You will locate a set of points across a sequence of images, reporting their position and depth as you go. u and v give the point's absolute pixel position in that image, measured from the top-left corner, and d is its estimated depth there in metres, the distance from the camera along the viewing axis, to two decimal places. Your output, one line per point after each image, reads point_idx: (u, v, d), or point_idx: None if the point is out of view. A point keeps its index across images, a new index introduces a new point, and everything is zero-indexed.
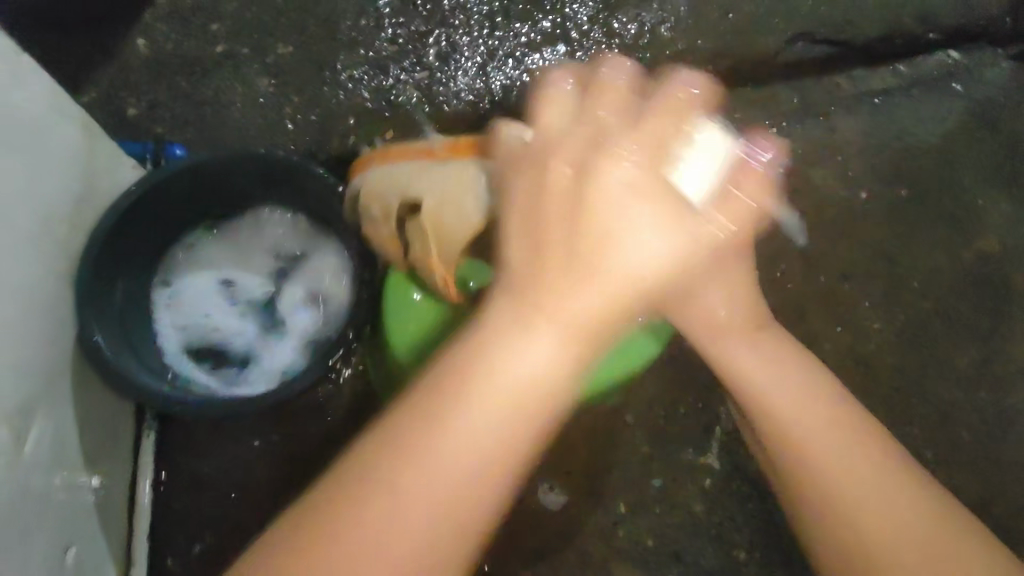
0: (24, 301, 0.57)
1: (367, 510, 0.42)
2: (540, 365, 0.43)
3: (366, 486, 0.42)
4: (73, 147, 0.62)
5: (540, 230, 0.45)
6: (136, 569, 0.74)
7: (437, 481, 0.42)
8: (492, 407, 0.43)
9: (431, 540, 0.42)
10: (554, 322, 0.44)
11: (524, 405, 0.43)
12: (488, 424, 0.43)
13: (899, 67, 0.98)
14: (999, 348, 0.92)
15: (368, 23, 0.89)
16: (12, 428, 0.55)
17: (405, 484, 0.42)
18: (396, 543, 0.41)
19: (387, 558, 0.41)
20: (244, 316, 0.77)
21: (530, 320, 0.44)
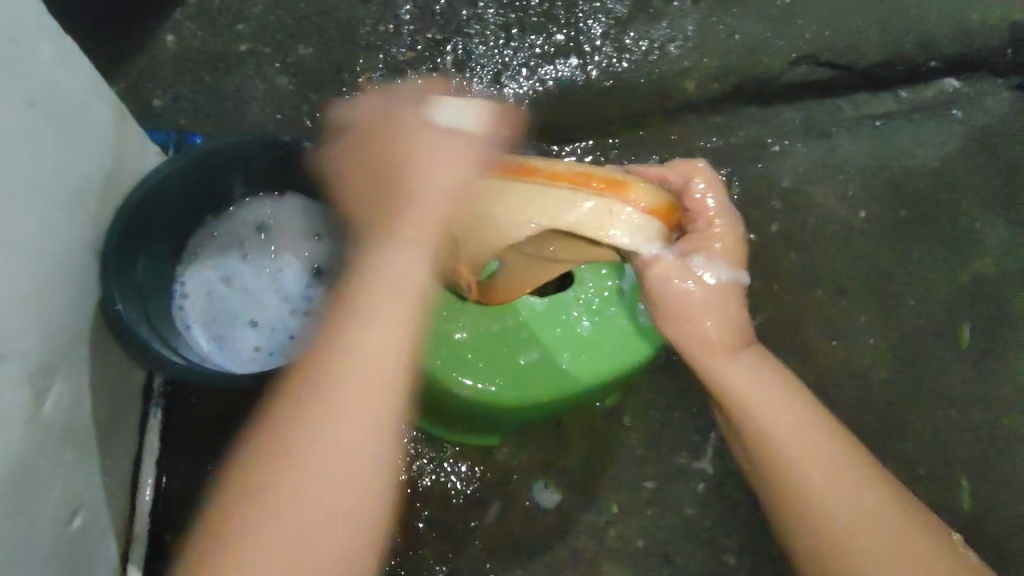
0: (55, 266, 0.61)
1: (277, 498, 0.47)
2: (403, 267, 0.52)
3: (291, 450, 0.48)
4: (105, 127, 0.67)
5: (395, 190, 0.54)
6: (137, 542, 0.75)
7: (351, 414, 0.49)
8: (384, 332, 0.51)
9: (353, 471, 0.48)
10: (408, 254, 0.52)
11: (399, 310, 0.51)
12: (392, 350, 0.50)
13: (900, 93, 1.01)
14: (993, 369, 0.93)
15: (387, 29, 0.93)
16: (34, 386, 0.57)
17: (318, 432, 0.48)
18: (336, 465, 0.48)
19: (339, 477, 0.48)
20: (279, 286, 0.80)
21: (410, 243, 0.53)
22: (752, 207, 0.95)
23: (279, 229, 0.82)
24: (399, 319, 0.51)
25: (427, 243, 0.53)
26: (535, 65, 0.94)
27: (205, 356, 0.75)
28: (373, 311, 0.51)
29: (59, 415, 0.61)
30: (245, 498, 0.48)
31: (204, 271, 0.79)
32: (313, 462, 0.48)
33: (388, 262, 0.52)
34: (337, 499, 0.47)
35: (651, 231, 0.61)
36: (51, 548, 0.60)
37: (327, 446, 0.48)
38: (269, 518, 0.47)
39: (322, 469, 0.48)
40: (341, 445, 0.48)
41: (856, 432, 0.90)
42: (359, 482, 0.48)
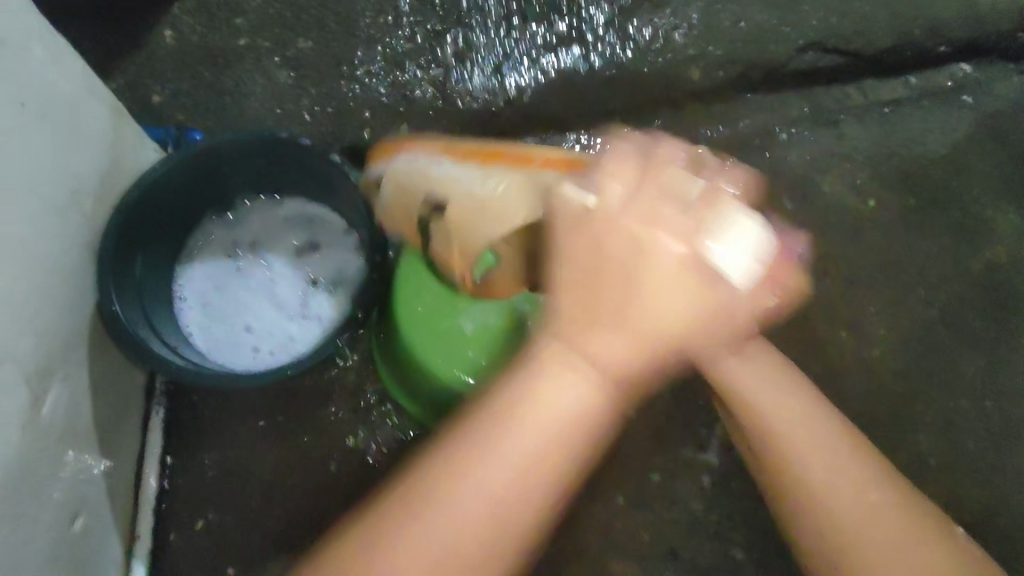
0: (50, 265, 0.60)
1: (415, 533, 0.48)
2: (578, 384, 0.48)
3: (425, 498, 0.48)
4: (100, 125, 0.66)
5: (590, 270, 0.47)
6: (140, 541, 0.75)
7: (519, 445, 0.48)
8: (558, 395, 0.48)
9: (494, 514, 0.48)
10: (610, 337, 0.46)
11: (560, 415, 0.48)
12: (573, 384, 0.48)
13: (910, 79, 1.00)
14: (1005, 358, 0.92)
15: (386, 21, 0.92)
16: (30, 387, 0.57)
17: (485, 463, 0.48)
18: (473, 522, 0.48)
19: (466, 514, 0.48)
20: (280, 288, 0.79)
21: (575, 333, 0.47)
22: (759, 197, 0.93)
23: (275, 227, 0.81)
24: (554, 412, 0.48)
25: (636, 335, 0.46)
26: (537, 55, 0.93)
27: (210, 357, 0.75)
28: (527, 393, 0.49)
29: (56, 416, 0.61)
30: (379, 546, 0.48)
31: (205, 272, 0.79)
32: (444, 494, 0.48)
33: (557, 367, 0.48)
34: (479, 549, 0.48)
35: None
36: (51, 550, 0.60)
37: (462, 503, 0.48)
38: (420, 546, 0.47)
39: (460, 516, 0.48)
40: (479, 481, 0.48)
41: (866, 425, 0.89)
42: (497, 531, 0.48)
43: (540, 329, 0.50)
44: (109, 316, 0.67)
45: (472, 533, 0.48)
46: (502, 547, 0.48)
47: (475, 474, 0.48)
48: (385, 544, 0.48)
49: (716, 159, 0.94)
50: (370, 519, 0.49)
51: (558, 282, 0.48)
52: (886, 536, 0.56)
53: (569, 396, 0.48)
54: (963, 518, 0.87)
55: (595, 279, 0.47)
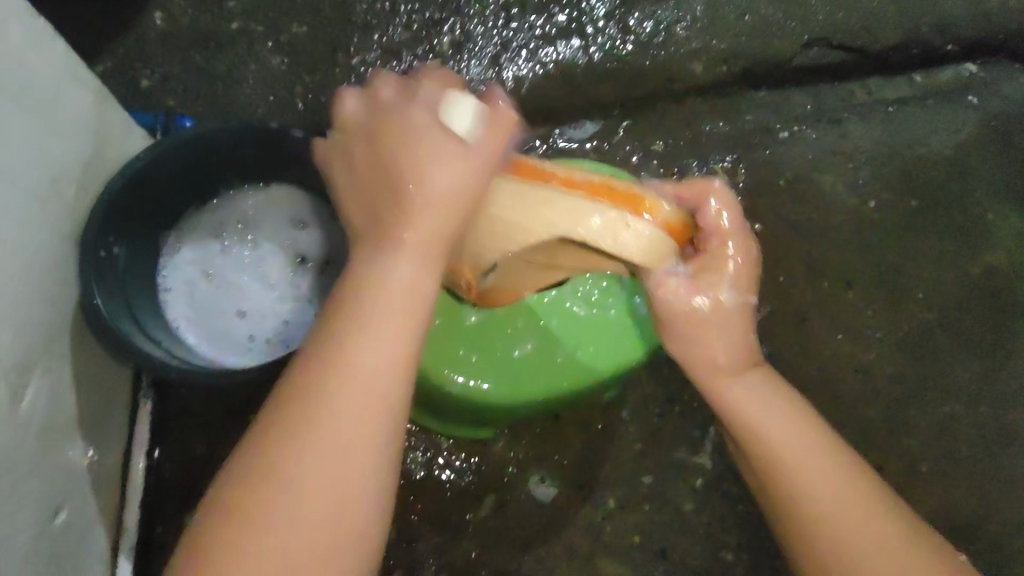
0: (29, 255, 0.59)
1: (235, 522, 0.45)
2: (407, 281, 0.50)
3: (275, 456, 0.46)
4: (84, 111, 0.65)
5: (464, 207, 0.52)
6: (126, 536, 0.74)
7: (385, 340, 0.48)
8: (377, 339, 0.48)
9: (341, 499, 0.45)
10: (407, 258, 0.50)
11: (372, 360, 0.48)
12: (415, 294, 0.50)
13: (915, 77, 0.98)
14: (1001, 363, 0.91)
15: (383, 7, 0.89)
16: (10, 381, 0.57)
17: (310, 452, 0.45)
18: (306, 494, 0.45)
19: (321, 469, 0.45)
20: (268, 278, 0.78)
21: (395, 250, 0.50)
22: (759, 197, 0.92)
23: (259, 218, 0.79)
24: (419, 302, 0.50)
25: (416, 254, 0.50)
26: (536, 46, 0.91)
27: (201, 352, 0.74)
28: (344, 378, 0.47)
29: (37, 411, 0.60)
30: (229, 521, 0.45)
31: (189, 265, 0.77)
32: (293, 469, 0.45)
33: (385, 268, 0.50)
34: (343, 487, 0.46)
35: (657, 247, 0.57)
36: (34, 545, 0.60)
37: (312, 468, 0.45)
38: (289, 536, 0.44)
39: (313, 474, 0.45)
40: (347, 410, 0.47)
41: (860, 428, 0.88)
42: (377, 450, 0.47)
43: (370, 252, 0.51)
44: (92, 310, 0.65)
45: (317, 514, 0.45)
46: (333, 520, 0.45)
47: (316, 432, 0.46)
48: (235, 535, 0.44)
49: (715, 157, 0.92)
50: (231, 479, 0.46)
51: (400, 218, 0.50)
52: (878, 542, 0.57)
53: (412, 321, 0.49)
54: (954, 523, 0.87)
55: (431, 209, 0.50)
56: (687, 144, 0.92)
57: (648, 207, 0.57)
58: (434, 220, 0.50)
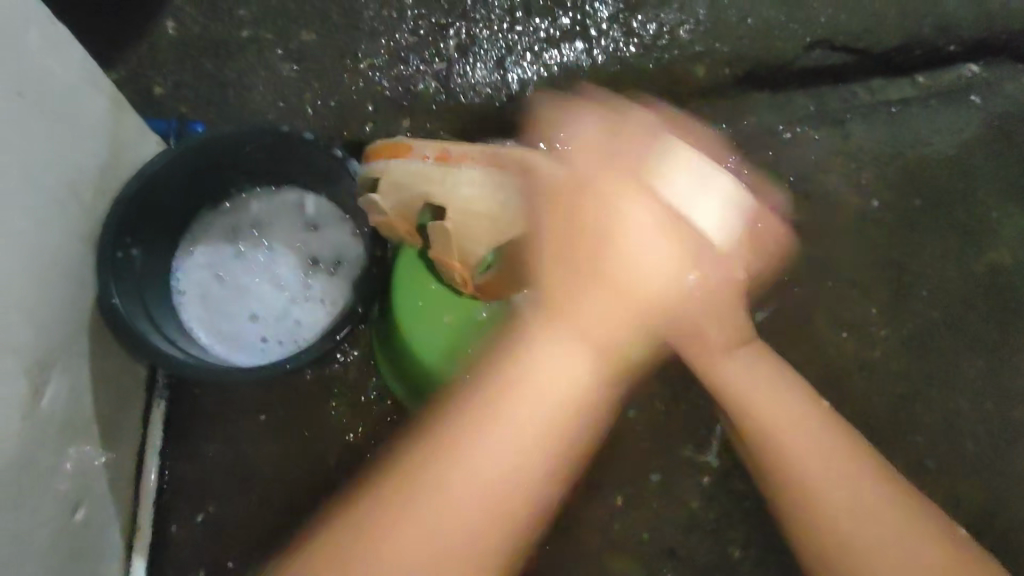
0: (49, 255, 0.61)
1: (397, 517, 0.48)
2: (565, 367, 0.52)
3: (444, 474, 0.49)
4: (100, 115, 0.66)
5: (592, 245, 0.54)
6: (141, 533, 0.76)
7: (528, 417, 0.51)
8: (567, 366, 0.52)
9: (490, 504, 0.49)
10: (570, 348, 0.52)
11: (552, 397, 0.51)
12: (571, 366, 0.52)
13: (918, 79, 0.99)
14: (1007, 360, 0.91)
15: (391, 14, 0.91)
16: (31, 378, 0.58)
17: (467, 458, 0.50)
18: (469, 503, 0.49)
19: (500, 458, 0.50)
20: (278, 276, 0.79)
21: (564, 338, 0.52)
22: (762, 197, 0.93)
23: (266, 219, 0.81)
24: (566, 388, 0.51)
25: (590, 347, 0.52)
26: (541, 49, 0.92)
27: (216, 353, 0.75)
28: (528, 382, 0.52)
29: (57, 409, 0.61)
30: (382, 509, 0.49)
31: (201, 269, 0.79)
32: (445, 468, 0.49)
33: (561, 347, 0.52)
34: (450, 524, 0.48)
35: (679, 230, 0.55)
36: (53, 540, 0.61)
37: (468, 472, 0.50)
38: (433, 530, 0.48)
39: (452, 513, 0.49)
40: (496, 450, 0.50)
41: (865, 425, 0.89)
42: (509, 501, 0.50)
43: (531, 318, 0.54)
44: (109, 310, 0.67)
45: (474, 518, 0.49)
46: (496, 516, 0.49)
47: (488, 446, 0.50)
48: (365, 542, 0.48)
49: (719, 158, 0.93)
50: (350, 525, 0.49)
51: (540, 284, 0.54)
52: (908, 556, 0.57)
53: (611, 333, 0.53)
54: (961, 520, 0.87)
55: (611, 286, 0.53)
56: None
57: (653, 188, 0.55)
58: (561, 250, 0.54)
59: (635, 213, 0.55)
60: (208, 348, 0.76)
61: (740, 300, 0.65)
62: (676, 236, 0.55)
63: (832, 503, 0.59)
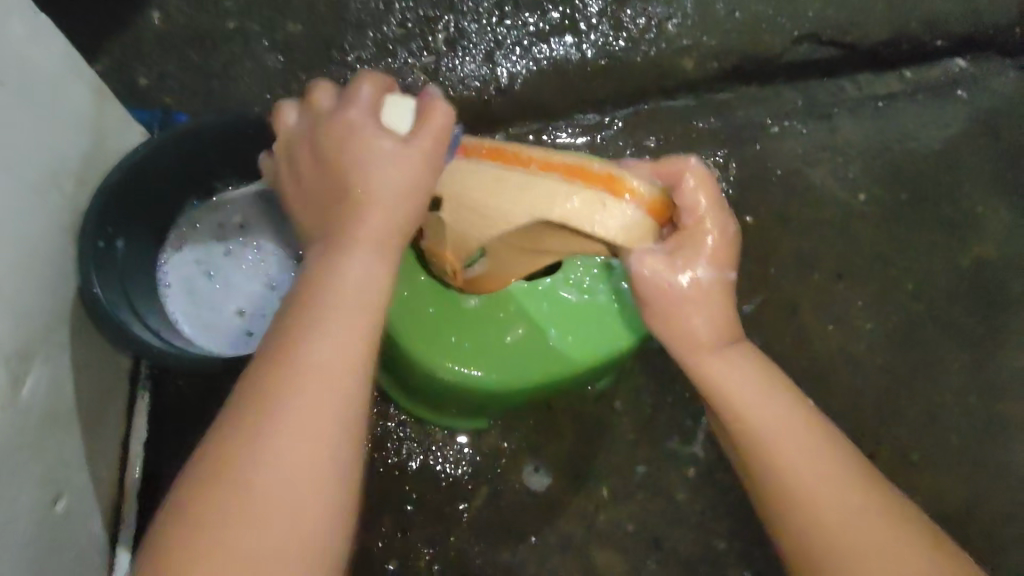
0: (30, 245, 0.60)
1: (240, 499, 0.46)
2: (360, 275, 0.51)
3: (255, 426, 0.47)
4: (83, 104, 0.66)
5: (468, 225, 0.61)
6: (126, 524, 0.75)
7: (325, 359, 0.49)
8: (338, 328, 0.50)
9: (320, 479, 0.47)
10: (364, 259, 0.52)
11: (352, 311, 0.51)
12: (367, 282, 0.52)
13: (905, 73, 0.99)
14: (991, 355, 0.92)
15: (378, 7, 0.91)
16: (10, 368, 0.58)
17: (262, 429, 0.47)
18: (294, 471, 0.47)
19: (321, 416, 0.48)
20: (268, 274, 0.80)
21: (361, 250, 0.52)
22: (750, 191, 0.93)
23: (253, 217, 0.81)
24: (361, 305, 0.51)
25: (381, 250, 0.53)
26: (530, 43, 0.92)
27: (204, 347, 0.75)
28: (301, 369, 0.48)
29: (37, 399, 0.61)
30: (223, 524, 0.45)
31: (184, 264, 0.79)
32: (265, 428, 0.47)
33: (342, 265, 0.51)
34: (284, 525, 0.46)
35: (636, 228, 0.59)
36: (35, 530, 0.61)
37: (280, 424, 0.47)
38: (246, 529, 0.45)
39: (274, 480, 0.46)
40: (288, 414, 0.47)
41: (850, 418, 0.89)
42: (324, 469, 0.47)
43: (319, 252, 0.53)
44: (92, 300, 0.66)
45: (321, 483, 0.47)
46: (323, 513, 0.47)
47: (269, 426, 0.47)
48: (196, 535, 0.45)
49: (706, 152, 0.93)
50: (179, 499, 0.47)
51: (352, 216, 0.53)
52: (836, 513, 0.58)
53: (339, 357, 0.49)
54: (945, 512, 0.87)
55: (369, 198, 0.52)
56: (678, 140, 0.94)
57: (625, 188, 0.57)
58: (388, 208, 0.53)
59: (599, 211, 0.57)
60: (194, 342, 0.75)
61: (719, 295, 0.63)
62: (632, 234, 0.59)
63: (821, 492, 0.59)
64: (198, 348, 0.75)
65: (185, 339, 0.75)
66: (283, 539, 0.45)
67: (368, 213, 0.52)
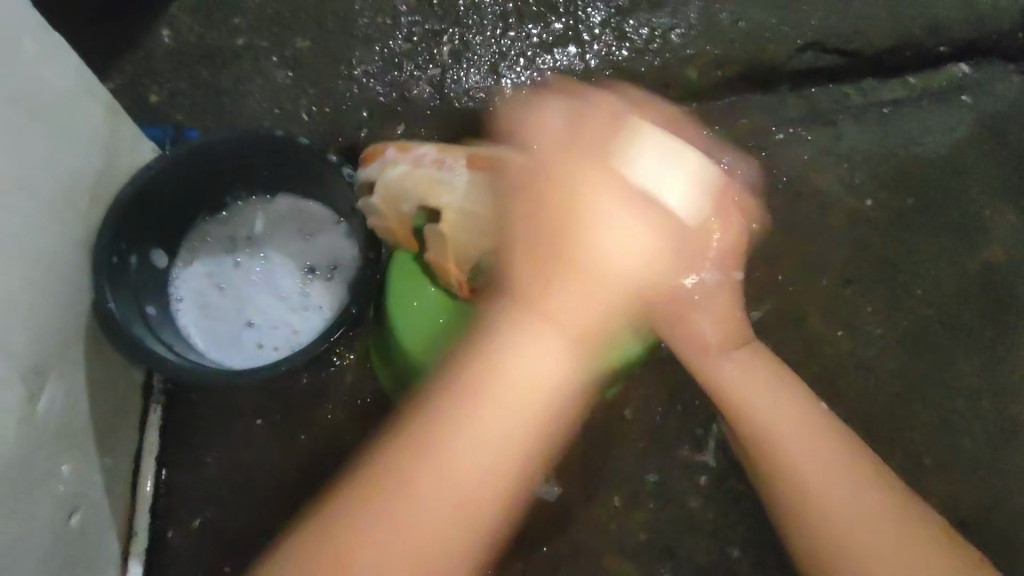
0: (45, 260, 0.61)
1: (406, 494, 0.49)
2: (559, 375, 0.52)
3: (431, 439, 0.51)
4: (96, 121, 0.67)
5: (543, 233, 0.56)
6: (139, 539, 0.76)
7: (505, 416, 0.51)
8: (546, 360, 0.52)
9: (465, 496, 0.50)
10: (571, 292, 0.54)
11: (542, 390, 0.52)
12: (541, 359, 0.52)
13: (910, 79, 0.99)
14: (1003, 358, 0.91)
15: (385, 21, 0.92)
16: (27, 383, 0.58)
17: (464, 432, 0.51)
18: (461, 491, 0.50)
19: (496, 437, 0.51)
20: (275, 283, 0.79)
21: (555, 333, 0.53)
22: (756, 198, 0.94)
23: (259, 228, 0.81)
24: (548, 388, 0.52)
25: (575, 344, 0.53)
26: (534, 54, 0.93)
27: (212, 359, 0.75)
28: (501, 377, 0.52)
29: (53, 414, 0.62)
30: (361, 508, 0.49)
31: (194, 277, 0.79)
32: (444, 446, 0.51)
33: (532, 348, 0.52)
34: (434, 527, 0.49)
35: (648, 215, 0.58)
36: (51, 544, 0.61)
37: (460, 440, 0.51)
38: (421, 506, 0.49)
39: (446, 495, 0.50)
40: (496, 431, 0.51)
41: (862, 423, 0.89)
42: (488, 493, 0.50)
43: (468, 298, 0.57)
44: (105, 315, 0.67)
45: (458, 504, 0.50)
46: (468, 529, 0.50)
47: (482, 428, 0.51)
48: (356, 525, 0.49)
49: None
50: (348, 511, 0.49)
51: (561, 277, 0.54)
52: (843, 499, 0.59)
53: (539, 377, 0.52)
54: (959, 517, 0.87)
55: (583, 280, 0.54)
56: None
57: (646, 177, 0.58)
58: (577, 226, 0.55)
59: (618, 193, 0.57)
60: (204, 355, 0.76)
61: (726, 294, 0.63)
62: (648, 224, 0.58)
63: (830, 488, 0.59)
64: (208, 360, 0.75)
65: (195, 352, 0.75)
66: (439, 529, 0.49)
67: (519, 231, 0.57)
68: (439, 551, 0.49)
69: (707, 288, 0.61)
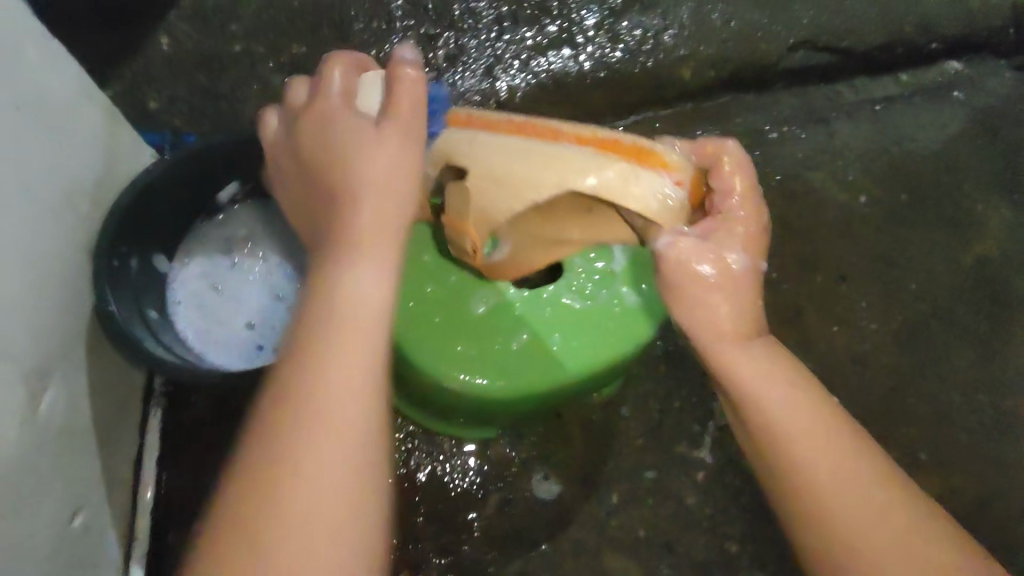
0: (47, 265, 0.62)
1: (277, 467, 0.45)
2: (371, 286, 0.50)
3: (282, 416, 0.46)
4: (96, 128, 0.68)
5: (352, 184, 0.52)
6: (138, 544, 0.76)
7: (349, 359, 0.47)
8: (355, 312, 0.49)
9: (345, 436, 0.46)
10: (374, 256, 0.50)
11: (370, 310, 0.49)
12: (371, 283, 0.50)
13: (901, 76, 1.01)
14: (997, 351, 0.92)
15: (380, 26, 0.93)
16: (30, 386, 0.59)
17: (318, 398, 0.46)
18: (336, 431, 0.46)
19: (343, 386, 0.47)
20: (274, 286, 0.81)
21: (368, 255, 0.50)
22: None
23: (257, 234, 0.83)
24: (371, 303, 0.49)
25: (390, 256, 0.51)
26: (529, 57, 0.94)
27: (212, 359, 0.76)
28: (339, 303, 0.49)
29: (56, 416, 0.62)
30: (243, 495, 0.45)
31: (191, 279, 0.80)
32: (298, 421, 0.46)
33: (349, 276, 0.50)
34: (329, 483, 0.45)
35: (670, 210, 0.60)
36: (54, 545, 0.62)
37: (318, 408, 0.46)
38: (302, 483, 0.45)
39: (320, 461, 0.45)
40: (347, 368, 0.47)
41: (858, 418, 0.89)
42: (366, 432, 0.47)
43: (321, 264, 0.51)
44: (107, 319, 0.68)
45: (349, 451, 0.46)
46: (357, 468, 0.46)
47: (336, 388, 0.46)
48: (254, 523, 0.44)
49: None
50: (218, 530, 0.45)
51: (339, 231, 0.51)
52: (833, 478, 0.58)
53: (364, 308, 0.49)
54: (956, 511, 0.87)
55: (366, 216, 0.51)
56: None
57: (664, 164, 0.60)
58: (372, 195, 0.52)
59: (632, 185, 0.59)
60: (204, 355, 0.76)
61: (746, 285, 0.61)
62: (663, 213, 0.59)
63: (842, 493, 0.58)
64: (208, 360, 0.76)
65: (195, 351, 0.76)
66: (326, 494, 0.45)
67: (360, 209, 0.51)
68: (333, 500, 0.45)
69: (732, 276, 0.61)
